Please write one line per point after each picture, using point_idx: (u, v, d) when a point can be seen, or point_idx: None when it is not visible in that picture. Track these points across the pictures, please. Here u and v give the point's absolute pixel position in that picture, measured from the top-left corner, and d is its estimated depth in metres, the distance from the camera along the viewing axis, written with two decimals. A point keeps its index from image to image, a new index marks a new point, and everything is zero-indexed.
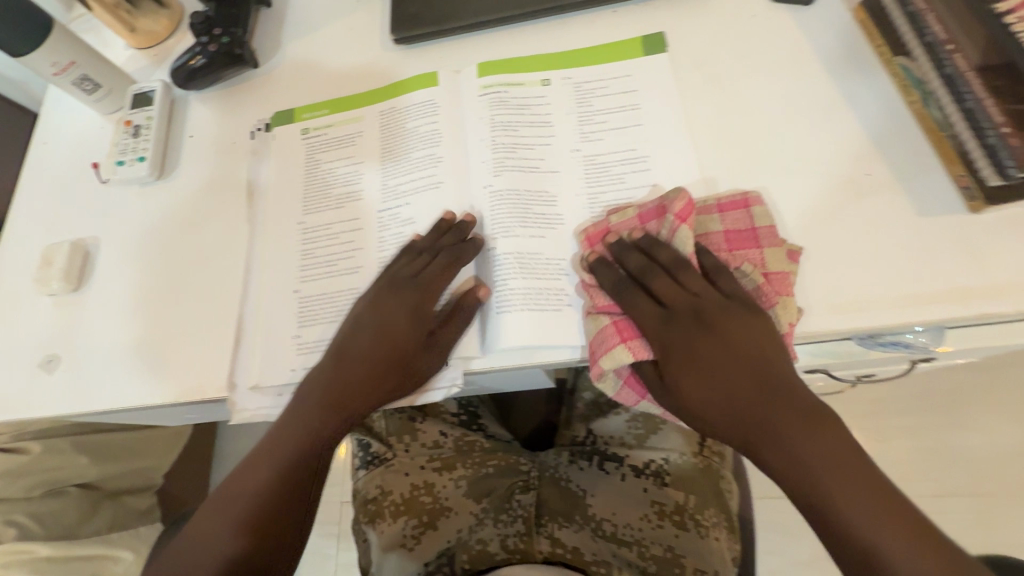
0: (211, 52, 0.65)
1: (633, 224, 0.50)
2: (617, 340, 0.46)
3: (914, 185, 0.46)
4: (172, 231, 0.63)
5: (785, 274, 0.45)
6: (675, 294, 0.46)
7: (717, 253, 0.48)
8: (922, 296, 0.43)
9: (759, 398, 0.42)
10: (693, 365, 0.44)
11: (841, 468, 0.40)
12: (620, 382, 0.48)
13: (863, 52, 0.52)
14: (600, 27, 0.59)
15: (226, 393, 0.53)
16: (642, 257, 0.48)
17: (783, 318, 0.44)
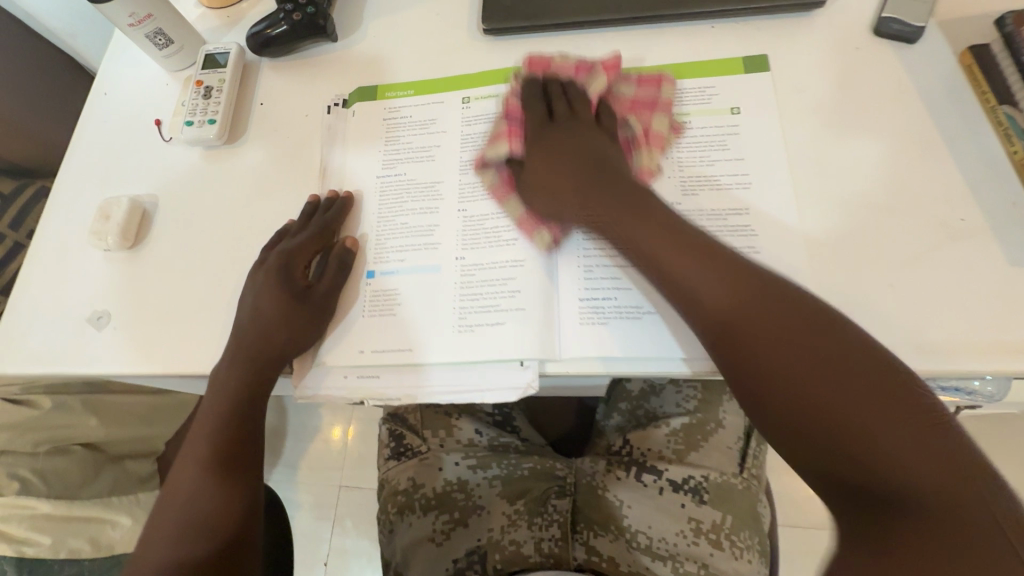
0: (295, 20, 0.64)
1: (631, 82, 0.56)
2: (650, 111, 0.55)
3: (1006, 235, 0.47)
4: (237, 197, 0.62)
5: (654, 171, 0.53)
6: (562, 109, 0.55)
7: (617, 106, 0.56)
8: (1011, 345, 0.44)
9: (729, 281, 0.43)
10: (547, 155, 0.53)
11: (891, 405, 0.36)
12: (519, 212, 0.54)
13: (965, 97, 0.52)
14: (697, 40, 0.59)
15: (295, 392, 0.53)
16: (561, 92, 0.56)
17: (643, 160, 0.54)
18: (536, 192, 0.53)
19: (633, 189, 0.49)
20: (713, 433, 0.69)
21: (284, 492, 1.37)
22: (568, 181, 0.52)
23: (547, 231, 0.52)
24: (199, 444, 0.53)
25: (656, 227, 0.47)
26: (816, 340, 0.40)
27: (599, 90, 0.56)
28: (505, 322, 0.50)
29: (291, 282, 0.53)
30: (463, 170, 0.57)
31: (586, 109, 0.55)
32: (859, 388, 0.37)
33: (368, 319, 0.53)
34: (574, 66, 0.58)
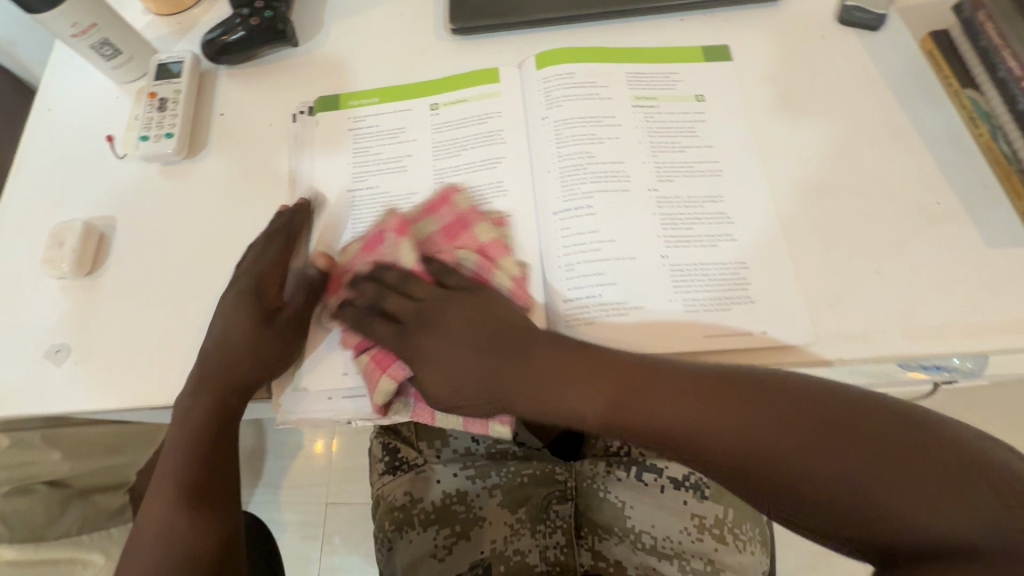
0: (252, 25, 0.61)
1: (434, 232, 0.52)
2: (379, 371, 0.47)
3: (979, 217, 0.48)
4: (201, 214, 0.58)
5: (496, 243, 0.51)
6: (404, 307, 0.48)
7: (439, 250, 0.52)
8: (993, 325, 0.44)
9: (578, 367, 0.43)
10: (438, 356, 0.46)
11: (759, 408, 0.37)
12: (387, 394, 0.47)
13: (930, 83, 0.53)
14: (668, 36, 0.59)
15: (278, 419, 0.50)
16: (382, 282, 0.50)
17: (505, 276, 0.50)
18: (441, 366, 0.46)
19: (489, 328, 0.47)
20: None
21: (267, 514, 1.31)
22: (472, 377, 0.46)
23: (501, 420, 0.47)
24: (167, 477, 0.50)
25: (473, 316, 0.47)
26: (689, 391, 0.39)
27: (492, 235, 0.51)
28: None
29: (263, 304, 0.50)
30: (436, 176, 0.55)
31: (425, 285, 0.50)
32: (734, 425, 0.37)
33: (350, 338, 0.50)
34: (444, 229, 0.52)
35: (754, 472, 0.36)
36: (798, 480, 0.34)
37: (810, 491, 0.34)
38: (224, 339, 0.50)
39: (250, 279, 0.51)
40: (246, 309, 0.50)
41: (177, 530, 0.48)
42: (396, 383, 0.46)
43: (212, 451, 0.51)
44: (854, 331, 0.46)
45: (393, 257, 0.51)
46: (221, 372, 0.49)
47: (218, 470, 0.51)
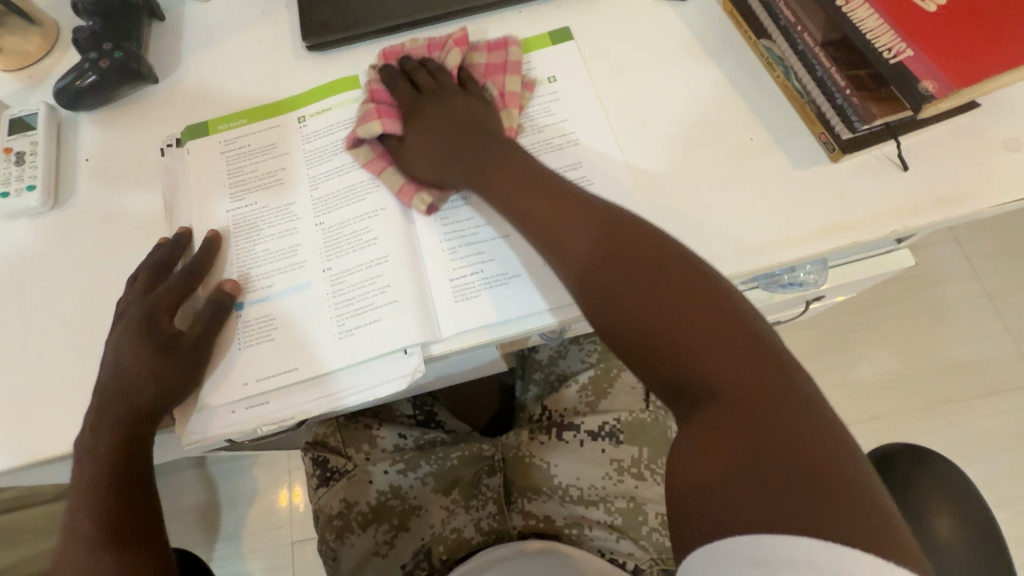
0: (102, 68, 0.61)
1: (421, 49, 0.59)
2: (374, 116, 0.55)
3: (787, 145, 0.55)
4: (80, 261, 0.58)
5: (515, 95, 0.57)
6: (426, 82, 0.56)
7: (475, 75, 0.58)
8: (808, 234, 0.52)
9: (572, 218, 0.46)
10: (444, 151, 0.53)
11: (705, 307, 0.40)
12: (371, 155, 0.56)
13: (734, 39, 0.60)
14: (508, 26, 0.63)
15: (184, 444, 0.51)
16: (424, 73, 0.56)
17: (506, 121, 0.56)
18: (416, 159, 0.53)
19: (473, 138, 0.52)
20: (618, 377, 0.73)
21: (230, 566, 1.27)
22: (461, 172, 0.51)
23: (427, 193, 0.53)
24: (80, 522, 0.49)
25: (438, 143, 0.53)
26: (663, 267, 0.42)
27: (458, 62, 0.57)
28: (382, 315, 0.51)
29: (155, 334, 0.49)
30: (311, 184, 0.57)
31: (449, 78, 0.56)
32: (670, 297, 0.41)
33: (246, 351, 0.52)
34: (426, 45, 0.59)
35: (656, 328, 0.40)
36: (715, 383, 0.38)
37: (703, 378, 0.38)
38: (117, 371, 0.49)
39: (136, 311, 0.50)
40: (134, 338, 0.49)
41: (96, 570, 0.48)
42: (381, 131, 0.54)
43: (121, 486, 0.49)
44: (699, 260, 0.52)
45: (395, 66, 0.58)
46: (117, 405, 0.48)
47: (132, 504, 0.50)
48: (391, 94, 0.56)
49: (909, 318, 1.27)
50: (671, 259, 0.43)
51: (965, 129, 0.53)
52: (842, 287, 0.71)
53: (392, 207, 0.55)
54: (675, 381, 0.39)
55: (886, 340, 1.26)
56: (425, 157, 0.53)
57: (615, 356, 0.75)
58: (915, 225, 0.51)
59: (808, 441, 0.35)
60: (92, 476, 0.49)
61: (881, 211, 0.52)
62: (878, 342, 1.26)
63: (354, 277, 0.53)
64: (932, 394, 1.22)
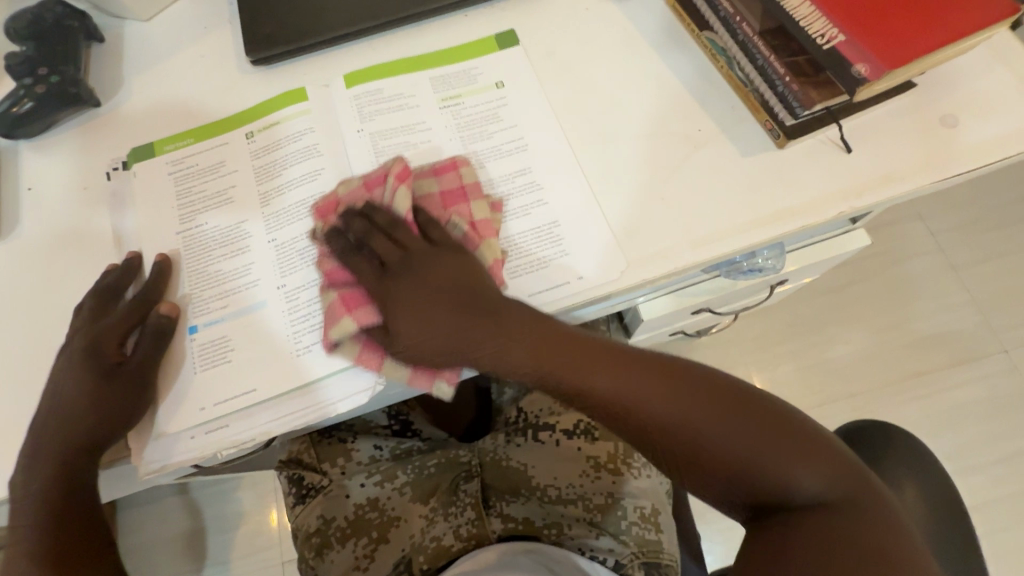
0: (39, 93, 0.60)
1: (358, 192, 0.53)
2: (342, 310, 0.49)
3: (733, 134, 0.56)
4: (26, 294, 0.56)
5: (488, 222, 0.52)
6: (387, 249, 0.49)
7: (432, 210, 0.53)
8: (759, 220, 0.52)
9: (580, 356, 0.47)
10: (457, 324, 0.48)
11: (712, 405, 0.45)
12: (356, 349, 0.50)
13: (678, 32, 0.61)
14: (454, 29, 0.63)
15: (141, 472, 0.50)
16: (362, 221, 0.50)
17: (487, 255, 0.51)
18: (431, 272, 0.49)
19: (459, 280, 0.48)
20: None
21: None
22: (448, 332, 0.48)
23: (446, 379, 0.50)
24: (22, 565, 0.46)
25: (429, 301, 0.48)
26: (640, 371, 0.46)
27: (409, 205, 0.51)
28: (339, 329, 0.51)
29: (103, 359, 0.49)
30: (263, 201, 0.56)
31: (410, 232, 0.50)
32: (689, 435, 0.44)
33: (203, 374, 0.51)
34: (364, 185, 0.53)
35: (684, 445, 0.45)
36: (770, 485, 0.43)
37: (734, 462, 0.44)
38: (65, 400, 0.48)
39: (83, 338, 0.50)
40: (82, 364, 0.48)
41: None
42: (354, 327, 0.48)
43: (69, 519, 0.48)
44: (653, 252, 0.52)
45: (337, 222, 0.51)
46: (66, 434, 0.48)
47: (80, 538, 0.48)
48: (389, 213, 0.51)
49: (879, 296, 1.29)
50: (639, 372, 0.46)
51: (903, 109, 0.55)
52: (803, 270, 0.72)
53: None
54: (730, 488, 0.45)
55: (858, 319, 1.28)
56: (424, 329, 0.48)
57: None
58: (860, 205, 0.52)
59: (831, 480, 0.43)
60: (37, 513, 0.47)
61: (827, 193, 0.53)
62: (850, 321, 1.28)
63: (310, 293, 0.52)
64: (906, 368, 1.24)
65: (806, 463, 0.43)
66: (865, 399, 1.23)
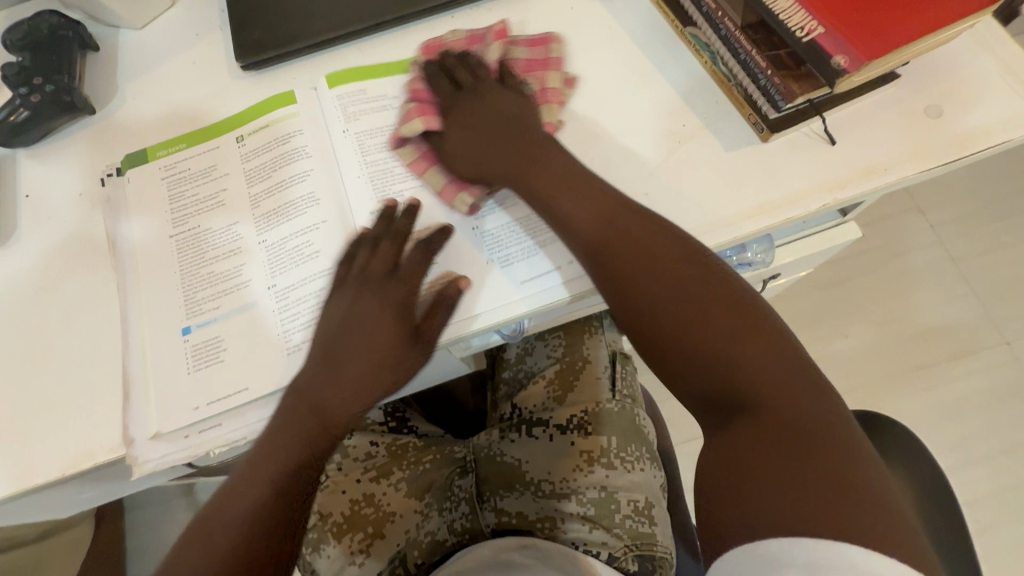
0: (35, 102, 0.61)
1: (462, 44, 0.59)
2: (425, 162, 0.56)
3: (717, 128, 0.56)
4: (26, 299, 0.58)
5: (557, 91, 0.58)
6: (467, 81, 0.56)
7: (515, 70, 0.59)
8: (743, 213, 0.53)
9: (642, 227, 0.49)
10: (574, 207, 0.50)
11: (756, 347, 0.42)
12: (444, 180, 0.55)
13: (663, 28, 0.61)
14: (441, 30, 0.64)
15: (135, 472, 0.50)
16: (468, 74, 0.56)
17: (545, 117, 0.57)
18: (462, 157, 0.54)
19: (527, 151, 0.53)
20: (584, 369, 0.75)
21: None
22: (502, 163, 0.53)
23: (469, 193, 0.54)
24: None
25: (477, 135, 0.55)
26: (709, 287, 0.45)
27: (497, 57, 0.58)
28: (328, 328, 0.52)
29: None
30: (252, 203, 0.57)
31: (490, 75, 0.57)
32: (714, 368, 0.43)
33: (196, 375, 0.52)
34: (467, 40, 0.60)
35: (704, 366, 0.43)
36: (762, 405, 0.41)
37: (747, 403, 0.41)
38: None
39: None
40: None
41: None
42: (441, 169, 0.55)
43: None
44: None
45: (435, 62, 0.58)
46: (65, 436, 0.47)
47: None
48: (434, 92, 0.57)
49: (879, 288, 1.29)
50: (713, 292, 0.45)
51: (887, 100, 0.55)
52: (794, 263, 0.72)
53: (333, 219, 0.55)
54: (721, 418, 0.42)
55: (858, 311, 1.28)
56: (477, 151, 0.54)
57: (580, 349, 0.76)
58: (844, 197, 0.53)
59: (843, 489, 0.36)
60: None
61: (811, 186, 0.53)
62: (850, 313, 1.28)
63: (299, 294, 0.53)
64: (907, 359, 1.24)
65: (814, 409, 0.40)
66: (865, 391, 1.23)
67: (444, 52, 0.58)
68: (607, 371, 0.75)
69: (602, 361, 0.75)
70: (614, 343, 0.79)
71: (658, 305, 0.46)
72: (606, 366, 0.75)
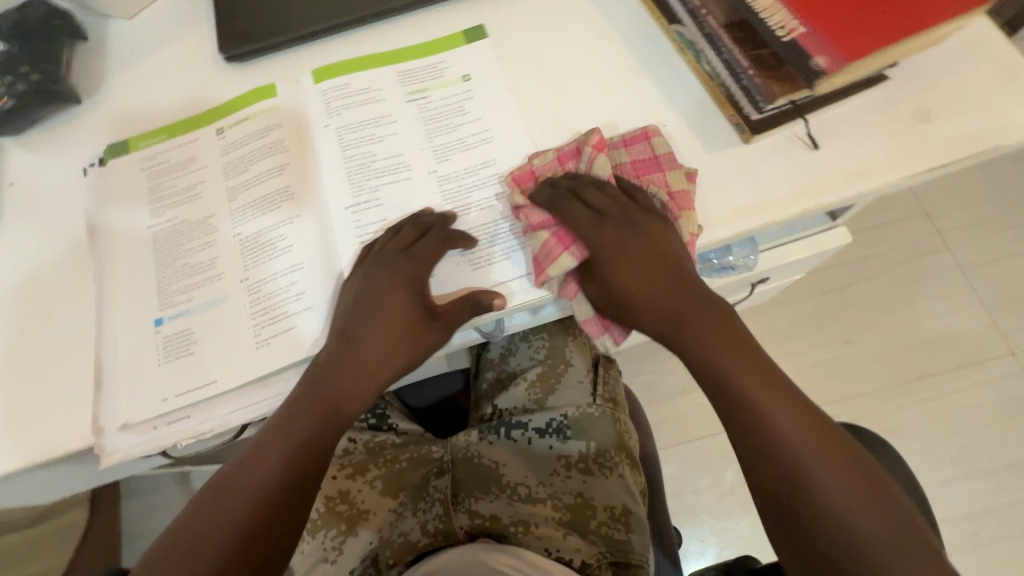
0: (19, 91, 0.61)
1: (553, 164, 0.54)
2: (559, 249, 0.50)
3: (700, 129, 0.55)
4: (8, 287, 0.58)
5: (686, 192, 0.51)
6: (601, 200, 0.51)
7: (627, 180, 0.54)
8: (722, 215, 0.52)
9: (697, 299, 0.50)
10: (645, 273, 0.50)
11: (798, 412, 0.45)
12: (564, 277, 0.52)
13: (649, 26, 0.60)
14: (424, 25, 0.63)
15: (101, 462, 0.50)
16: (569, 185, 0.52)
17: (685, 228, 0.50)
18: (618, 271, 0.50)
19: (662, 247, 0.50)
20: (564, 373, 0.75)
21: None
22: (638, 280, 0.50)
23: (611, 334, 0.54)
24: None
25: (620, 248, 0.50)
26: (749, 356, 0.48)
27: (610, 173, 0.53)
28: (298, 322, 0.52)
29: None
30: (229, 195, 0.57)
31: (617, 194, 0.52)
32: (779, 446, 0.44)
33: (165, 366, 0.52)
34: (558, 159, 0.54)
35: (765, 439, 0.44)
36: (806, 469, 0.43)
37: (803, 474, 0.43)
38: None
39: None
40: None
41: None
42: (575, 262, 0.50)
43: None
44: None
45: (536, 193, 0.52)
46: None
47: None
48: (556, 215, 0.51)
49: (882, 296, 1.27)
50: (757, 364, 0.47)
51: (876, 102, 0.53)
52: (782, 268, 0.71)
53: (308, 214, 0.55)
54: (778, 488, 0.43)
55: (859, 320, 1.26)
56: (632, 278, 0.50)
57: (563, 353, 0.76)
58: (827, 201, 0.51)
59: (886, 537, 0.41)
60: None
61: (792, 189, 0.52)
62: (849, 321, 1.26)
63: (271, 287, 0.53)
64: (908, 370, 1.22)
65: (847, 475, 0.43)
66: (863, 401, 1.21)
67: (552, 182, 0.52)
68: (588, 376, 0.75)
69: (584, 365, 0.76)
70: (599, 347, 0.78)
71: (728, 379, 0.47)
72: (588, 371, 0.75)
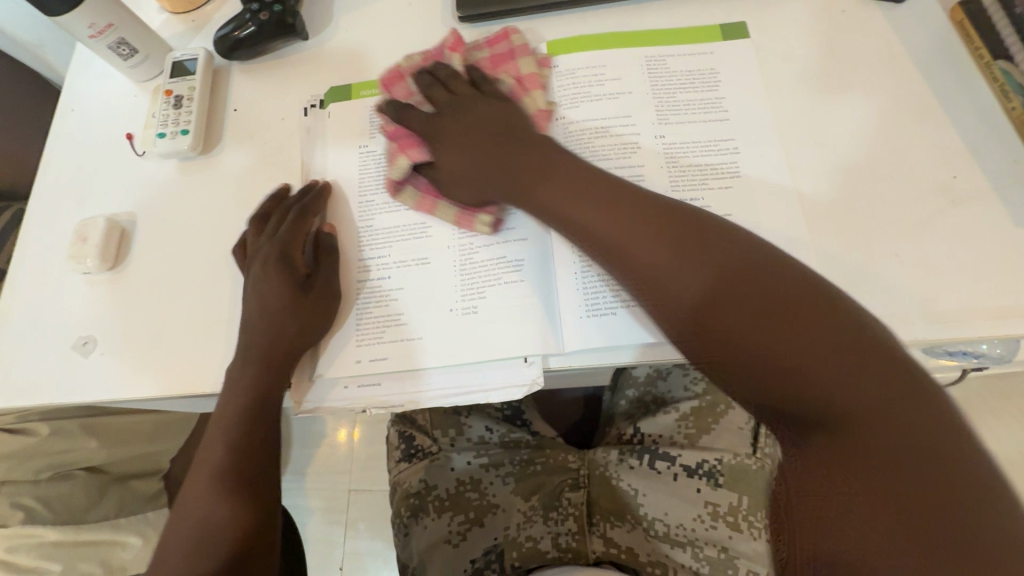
0: (262, 20, 0.62)
1: (392, 117, 0.55)
2: (429, 201, 0.53)
3: (1009, 194, 0.45)
4: (216, 210, 0.60)
5: (538, 75, 0.54)
6: (464, 122, 0.52)
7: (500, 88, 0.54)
8: (1019, 307, 0.43)
9: (636, 228, 0.42)
10: (546, 188, 0.46)
11: (890, 411, 0.31)
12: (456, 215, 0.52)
13: (958, 56, 0.51)
14: (679, 13, 0.57)
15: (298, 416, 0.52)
16: (439, 112, 0.53)
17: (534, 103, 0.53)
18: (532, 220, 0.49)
19: (594, 173, 0.47)
20: (725, 414, 0.67)
21: (294, 500, 1.27)
22: (546, 201, 0.46)
23: (488, 212, 0.51)
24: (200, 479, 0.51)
25: (567, 180, 0.46)
26: (751, 299, 0.36)
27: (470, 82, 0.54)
28: (509, 316, 0.49)
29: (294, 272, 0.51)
30: None
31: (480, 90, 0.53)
32: (878, 423, 0.31)
33: (364, 329, 0.51)
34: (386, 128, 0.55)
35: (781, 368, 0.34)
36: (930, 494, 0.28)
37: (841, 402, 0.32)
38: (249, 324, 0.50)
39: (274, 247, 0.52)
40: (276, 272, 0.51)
41: (201, 525, 0.49)
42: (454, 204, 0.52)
43: (246, 445, 0.51)
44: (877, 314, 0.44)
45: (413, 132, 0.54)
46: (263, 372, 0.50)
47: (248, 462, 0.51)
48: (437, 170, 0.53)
49: None
50: (799, 311, 0.35)
51: None
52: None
53: None
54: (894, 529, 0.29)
55: None
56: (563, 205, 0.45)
57: None
58: None
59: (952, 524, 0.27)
60: (219, 467, 0.50)
61: None
62: None
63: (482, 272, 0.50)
64: None
65: (943, 500, 0.28)
66: None
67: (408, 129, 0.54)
68: None
69: None
70: None
71: (762, 348, 0.35)
72: None
